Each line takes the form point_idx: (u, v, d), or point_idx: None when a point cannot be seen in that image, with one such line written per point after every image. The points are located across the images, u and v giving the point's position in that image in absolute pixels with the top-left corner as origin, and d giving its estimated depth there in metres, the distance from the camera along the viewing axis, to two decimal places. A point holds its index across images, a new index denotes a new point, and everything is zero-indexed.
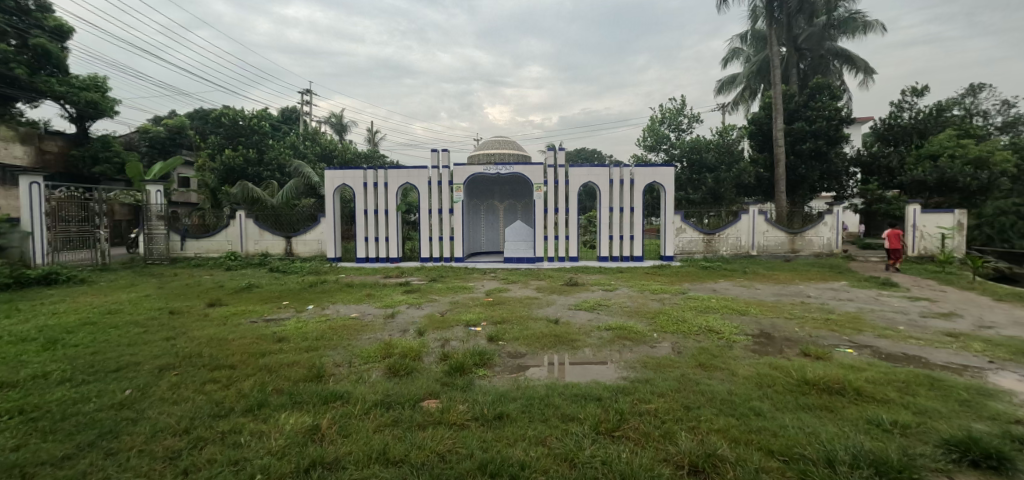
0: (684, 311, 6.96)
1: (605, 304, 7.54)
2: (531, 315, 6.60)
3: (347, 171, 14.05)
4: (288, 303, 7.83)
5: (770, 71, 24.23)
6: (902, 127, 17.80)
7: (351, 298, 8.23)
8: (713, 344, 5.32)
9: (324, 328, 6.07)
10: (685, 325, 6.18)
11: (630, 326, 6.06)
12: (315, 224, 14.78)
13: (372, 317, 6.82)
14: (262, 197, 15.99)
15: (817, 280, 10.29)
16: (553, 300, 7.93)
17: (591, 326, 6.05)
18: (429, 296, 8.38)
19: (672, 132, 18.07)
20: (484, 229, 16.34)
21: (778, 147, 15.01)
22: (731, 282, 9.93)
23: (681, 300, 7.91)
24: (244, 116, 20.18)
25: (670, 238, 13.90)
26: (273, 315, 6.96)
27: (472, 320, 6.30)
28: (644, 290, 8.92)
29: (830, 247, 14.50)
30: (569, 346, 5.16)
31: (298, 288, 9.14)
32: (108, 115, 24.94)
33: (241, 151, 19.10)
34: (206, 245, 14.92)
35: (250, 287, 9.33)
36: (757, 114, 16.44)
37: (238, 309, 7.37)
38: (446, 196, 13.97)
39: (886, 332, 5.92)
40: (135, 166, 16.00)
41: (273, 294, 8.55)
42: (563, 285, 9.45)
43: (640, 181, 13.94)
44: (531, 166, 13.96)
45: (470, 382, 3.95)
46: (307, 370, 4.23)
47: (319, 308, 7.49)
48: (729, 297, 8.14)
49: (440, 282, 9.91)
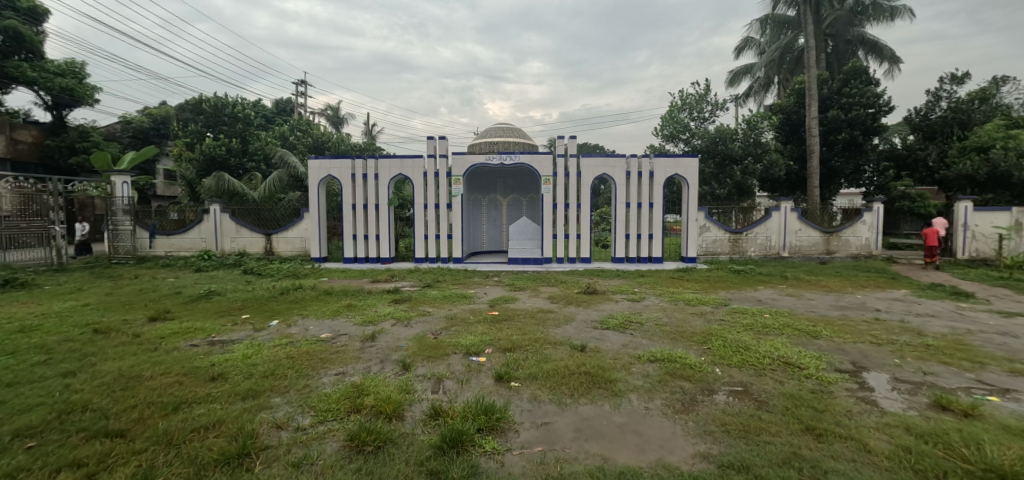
0: (739, 333, 5.52)
1: (638, 322, 6.09)
2: (547, 338, 5.18)
3: (334, 161, 12.58)
4: (248, 317, 6.39)
5: (789, 59, 22.59)
6: (941, 118, 16.14)
7: (325, 310, 6.79)
8: (806, 388, 3.90)
9: (283, 356, 4.66)
10: (751, 353, 4.76)
11: (678, 355, 4.62)
12: (298, 219, 13.33)
13: (347, 339, 5.37)
14: (242, 189, 14.49)
15: (873, 289, 8.87)
16: (573, 314, 6.49)
17: (629, 356, 4.61)
18: (421, 308, 6.91)
19: (693, 120, 16.56)
20: (486, 226, 14.91)
21: (811, 138, 13.70)
22: (774, 291, 8.50)
23: (728, 315, 6.48)
24: (227, 102, 18.63)
25: (693, 238, 12.47)
26: (224, 337, 5.53)
27: (474, 347, 4.88)
28: (678, 301, 7.46)
29: (868, 248, 13.12)
30: (607, 391, 3.74)
31: (267, 296, 7.69)
32: (87, 103, 23.40)
33: (223, 141, 17.50)
34: (178, 242, 13.49)
35: (211, 294, 7.86)
36: (786, 103, 14.99)
37: (182, 327, 5.92)
38: (443, 189, 12.53)
39: (1018, 367, 4.49)
40: (102, 155, 14.28)
41: (233, 305, 7.09)
42: (581, 294, 7.99)
43: (660, 174, 12.50)
44: (538, 155, 12.49)
45: (472, 471, 2.54)
46: (226, 444, 2.82)
47: (285, 323, 6.08)
48: (785, 312, 6.70)
49: (435, 289, 8.44)
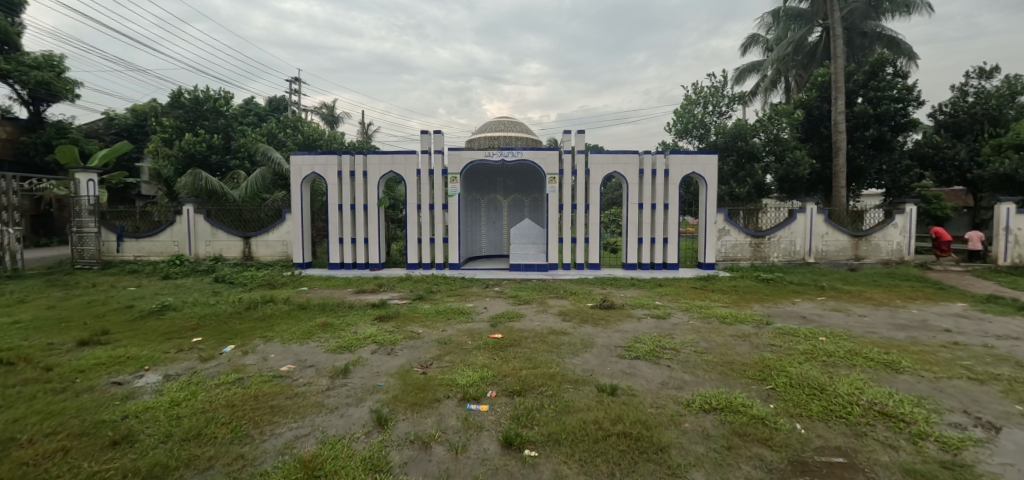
0: (803, 366, 4.45)
1: (672, 348, 4.98)
2: (565, 373, 4.12)
3: (318, 157, 11.45)
4: (200, 341, 5.31)
5: (800, 54, 21.49)
6: (969, 114, 15.14)
7: (295, 331, 5.68)
8: (933, 459, 2.82)
9: (221, 403, 3.56)
10: (831, 398, 3.69)
11: (740, 400, 3.54)
12: (279, 221, 12.18)
13: (314, 373, 4.27)
14: (222, 189, 13.33)
15: (925, 301, 7.83)
16: (593, 338, 5.36)
17: (674, 403, 3.55)
18: (410, 328, 5.77)
19: (709, 114, 15.46)
20: (485, 229, 13.82)
21: (837, 134, 12.76)
22: (817, 305, 7.42)
23: (777, 339, 5.41)
24: (208, 96, 17.46)
25: (712, 243, 11.46)
26: (158, 371, 4.42)
27: (473, 388, 3.78)
28: (711, 319, 6.34)
29: (899, 253, 12.15)
30: (660, 465, 2.67)
31: (231, 311, 6.59)
32: (66, 98, 22.12)
33: (203, 136, 16.31)
34: (148, 246, 12.39)
35: (164, 310, 6.72)
36: (806, 97, 14.02)
37: (113, 355, 4.83)
38: (439, 189, 11.45)
39: None
40: (67, 150, 13.08)
41: (187, 325, 5.98)
42: (596, 309, 6.88)
43: (675, 172, 11.45)
44: (543, 151, 11.42)
45: None
46: None
47: (240, 350, 4.97)
48: (842, 334, 5.62)
49: (428, 303, 7.32)
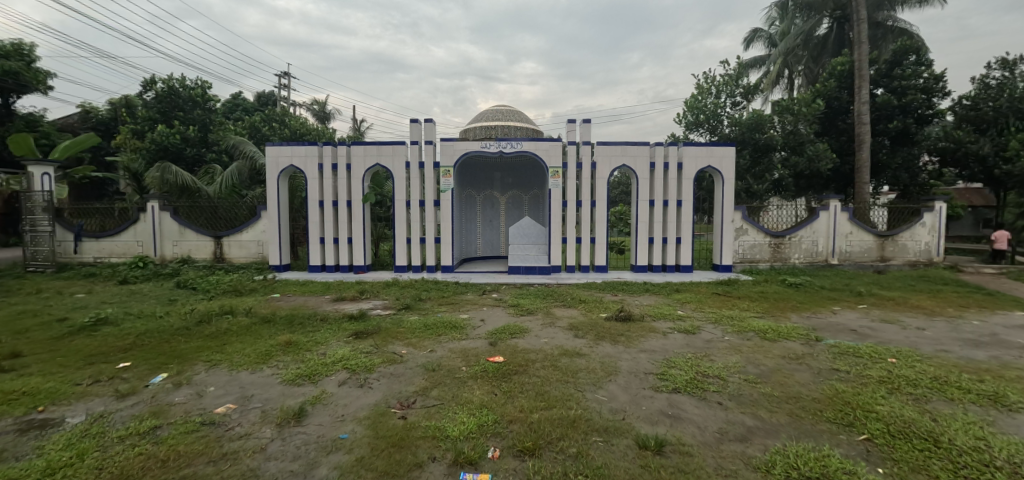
0: (891, 403, 3.47)
1: (717, 376, 3.98)
2: (591, 419, 3.10)
3: (296, 148, 10.35)
4: (128, 368, 4.28)
5: (809, 47, 20.41)
6: (994, 107, 14.23)
7: (251, 353, 4.62)
8: None
9: (109, 476, 2.50)
10: (955, 457, 2.71)
11: (840, 465, 2.54)
12: (254, 219, 11.07)
13: (257, 418, 3.23)
14: (193, 184, 12.18)
15: (981, 309, 6.91)
16: (614, 361, 4.34)
17: (748, 468, 2.55)
18: (391, 349, 4.73)
19: (722, 105, 14.52)
20: (481, 229, 12.79)
21: (861, 125, 11.83)
22: (863, 315, 6.45)
23: (841, 362, 4.42)
24: (183, 85, 16.21)
25: (728, 243, 10.53)
26: (52, 414, 3.37)
27: (467, 445, 2.75)
28: (749, 335, 5.34)
29: (928, 254, 11.28)
30: None
31: (179, 326, 5.53)
32: (37, 89, 20.81)
33: (177, 128, 15.12)
34: (109, 247, 11.25)
35: (100, 325, 5.63)
36: (824, 87, 13.12)
37: (2, 390, 3.75)
38: (430, 183, 10.43)
39: None
40: (21, 140, 11.88)
41: (118, 346, 4.91)
42: (611, 321, 5.86)
43: (690, 165, 10.48)
44: (545, 143, 10.41)
45: None
46: None
47: (173, 381, 3.94)
48: (914, 355, 4.64)
49: (416, 314, 6.28)
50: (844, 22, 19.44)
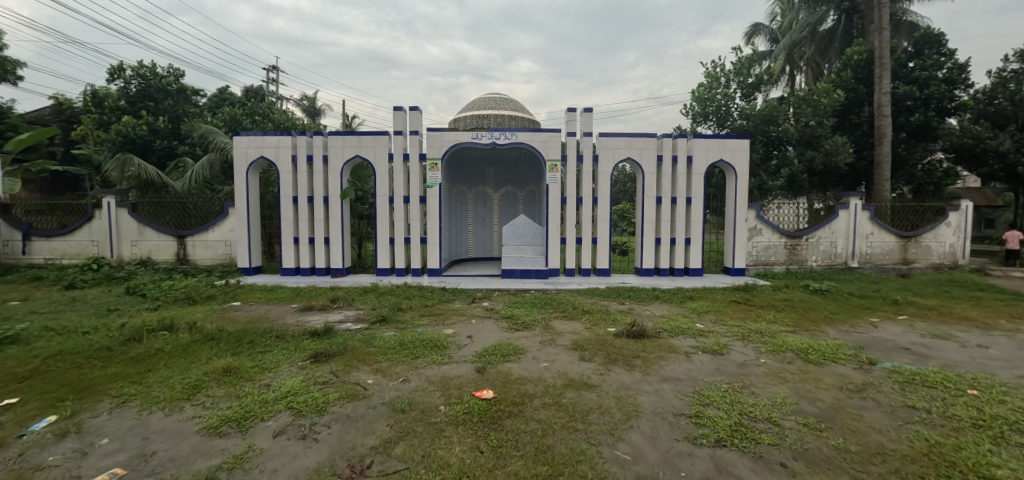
0: (1012, 463, 2.58)
1: (767, 419, 3.09)
2: None
3: (268, 138, 9.38)
4: (8, 407, 3.31)
5: (814, 41, 19.47)
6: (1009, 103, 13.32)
7: (176, 384, 3.66)
8: None
9: None
10: None
11: None
12: (221, 217, 10.06)
13: None
14: (158, 178, 11.15)
15: None
16: (632, 397, 3.44)
17: None
18: (354, 378, 3.81)
19: (731, 96, 13.69)
20: (473, 228, 11.87)
21: (882, 118, 11.06)
22: (912, 330, 5.56)
23: (916, 396, 3.54)
24: (155, 73, 15.11)
25: (741, 245, 9.71)
26: None
27: None
28: (789, 357, 4.47)
29: (952, 256, 10.50)
30: None
31: (102, 345, 4.57)
32: (5, 79, 19.57)
33: (145, 118, 14.02)
34: (61, 247, 10.22)
35: (5, 344, 4.64)
36: (840, 77, 12.28)
37: None
38: (416, 178, 9.50)
39: None
40: None
41: (15, 373, 3.94)
42: (622, 339, 4.95)
43: (699, 159, 9.62)
44: (542, 133, 9.49)
45: None
46: None
47: (58, 430, 2.98)
48: (997, 386, 3.77)
49: (392, 328, 5.36)
50: (853, 13, 18.38)
